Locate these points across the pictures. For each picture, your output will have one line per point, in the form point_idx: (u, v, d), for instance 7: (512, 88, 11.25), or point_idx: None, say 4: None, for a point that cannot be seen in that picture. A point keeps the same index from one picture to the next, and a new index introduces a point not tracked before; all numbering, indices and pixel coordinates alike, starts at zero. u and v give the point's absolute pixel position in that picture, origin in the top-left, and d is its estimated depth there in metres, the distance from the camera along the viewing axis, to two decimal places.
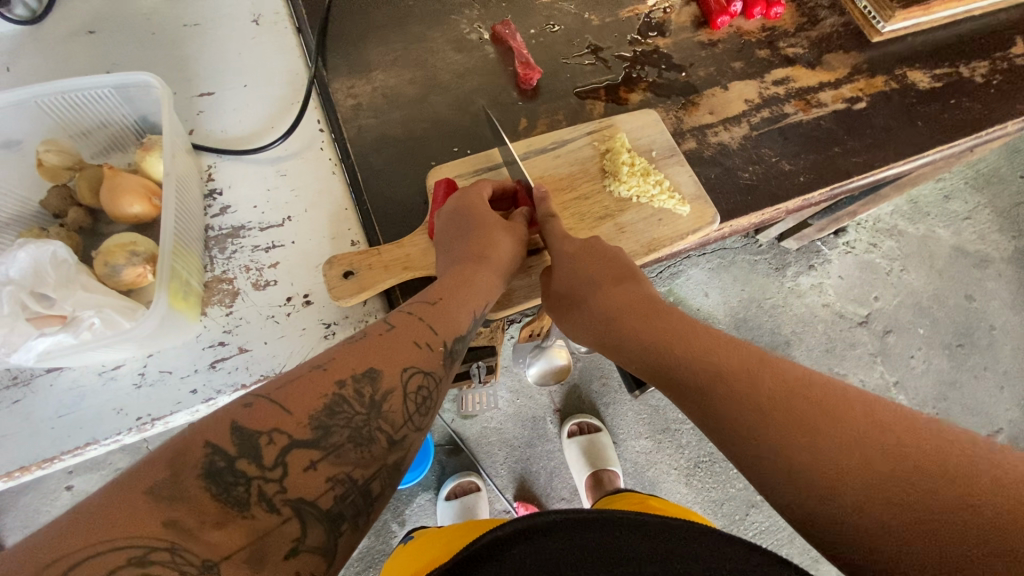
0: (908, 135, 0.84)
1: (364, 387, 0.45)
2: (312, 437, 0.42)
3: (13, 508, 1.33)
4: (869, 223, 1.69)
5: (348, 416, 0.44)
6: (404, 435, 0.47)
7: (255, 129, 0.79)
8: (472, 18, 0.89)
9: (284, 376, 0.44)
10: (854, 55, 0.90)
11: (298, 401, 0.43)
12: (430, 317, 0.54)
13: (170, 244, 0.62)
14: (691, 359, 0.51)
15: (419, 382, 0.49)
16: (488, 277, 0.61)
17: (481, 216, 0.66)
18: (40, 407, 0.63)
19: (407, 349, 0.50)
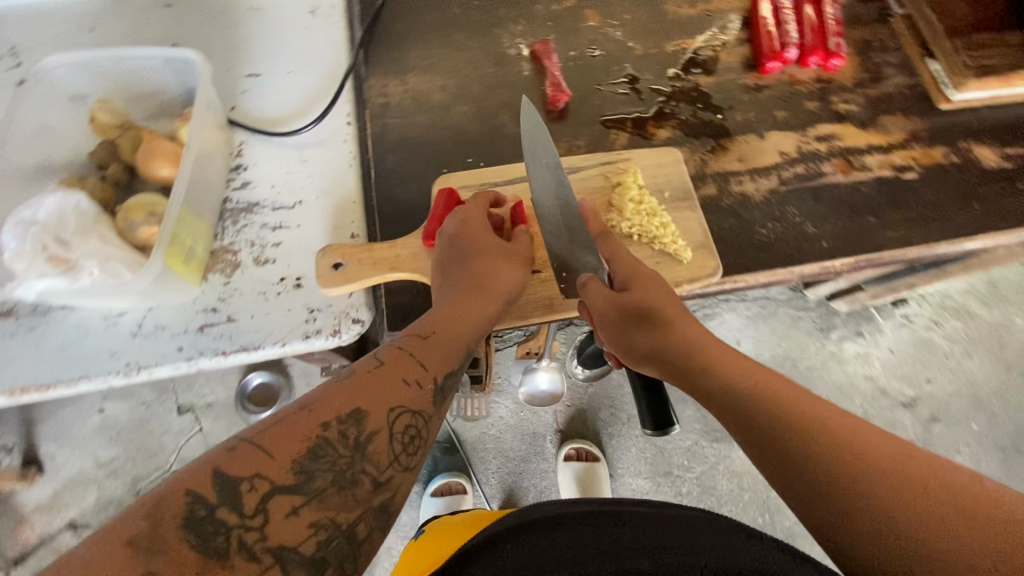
0: (959, 216, 0.77)
1: (349, 429, 0.45)
2: (295, 483, 0.41)
3: (51, 420, 1.48)
4: (935, 298, 1.55)
5: (332, 458, 0.43)
6: (389, 477, 0.45)
7: (289, 113, 0.83)
8: (515, 32, 0.89)
9: (268, 419, 0.44)
10: (915, 120, 0.83)
11: (282, 444, 0.42)
12: (421, 351, 0.53)
13: (179, 209, 0.67)
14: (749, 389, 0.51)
15: (407, 421, 0.48)
16: (483, 304, 0.60)
17: (482, 237, 0.65)
18: (49, 337, 0.69)
19: (397, 388, 0.49)
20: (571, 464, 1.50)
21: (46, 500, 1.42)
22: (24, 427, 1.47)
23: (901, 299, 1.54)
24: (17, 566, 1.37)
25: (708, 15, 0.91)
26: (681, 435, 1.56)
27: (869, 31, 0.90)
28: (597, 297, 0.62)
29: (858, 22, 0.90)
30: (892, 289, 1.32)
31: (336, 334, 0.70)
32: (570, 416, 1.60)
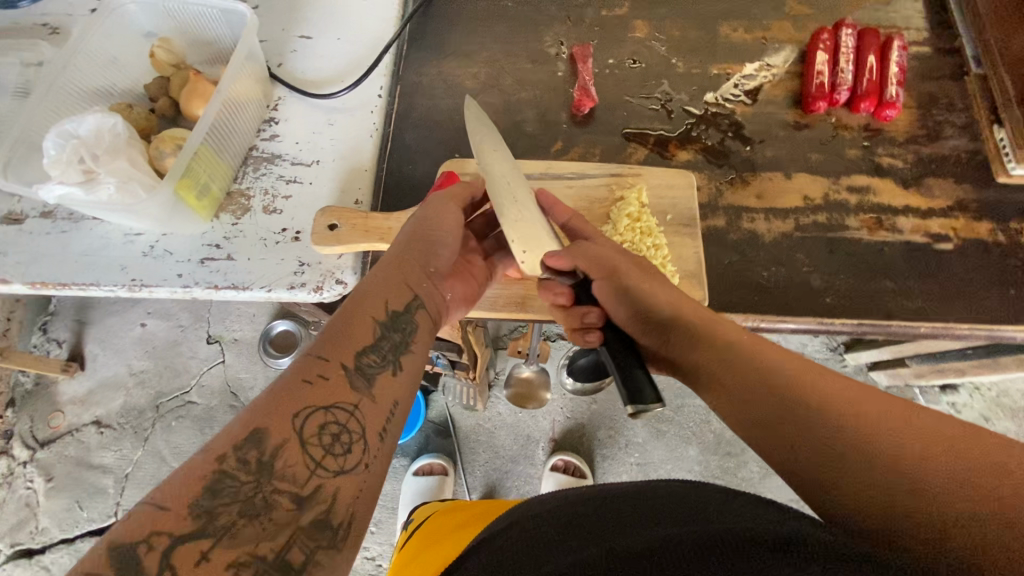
0: (988, 300, 0.71)
1: (249, 453, 0.42)
2: (194, 528, 0.39)
3: (99, 324, 1.63)
4: (992, 393, 1.41)
5: (233, 489, 0.41)
6: (313, 488, 0.43)
7: (328, 77, 0.87)
8: (560, 32, 0.89)
9: (164, 477, 0.41)
10: (964, 189, 0.77)
11: (173, 492, 0.39)
12: (325, 348, 0.49)
13: (197, 145, 0.72)
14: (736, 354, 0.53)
15: (319, 421, 0.45)
16: (409, 286, 0.56)
17: (412, 221, 0.63)
18: (76, 242, 0.77)
19: (298, 388, 0.45)
20: (556, 475, 1.44)
21: (79, 395, 1.57)
22: (76, 325, 1.63)
23: (952, 385, 1.42)
24: (43, 447, 1.51)
25: (763, 42, 0.87)
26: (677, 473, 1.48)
27: (936, 87, 0.84)
28: (578, 252, 0.63)
29: (925, 75, 0.84)
30: (939, 370, 1.27)
31: (318, 290, 0.73)
32: (568, 427, 1.54)
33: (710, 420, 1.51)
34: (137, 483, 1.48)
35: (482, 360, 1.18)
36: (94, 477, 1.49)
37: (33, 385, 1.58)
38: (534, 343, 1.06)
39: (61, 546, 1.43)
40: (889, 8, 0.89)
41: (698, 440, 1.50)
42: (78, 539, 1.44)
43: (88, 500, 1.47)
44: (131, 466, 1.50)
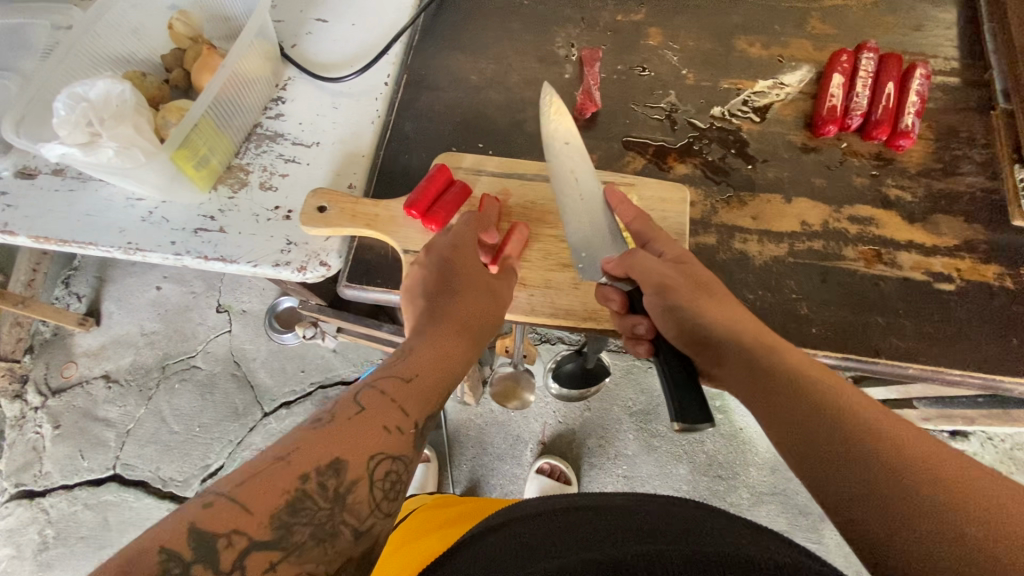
0: (987, 348, 0.68)
1: (329, 480, 0.45)
2: (271, 537, 0.42)
3: (117, 284, 1.68)
4: (1003, 445, 1.35)
5: (311, 511, 0.44)
6: (370, 524, 0.47)
7: (338, 61, 0.88)
8: (573, 34, 0.88)
9: (252, 465, 0.44)
10: (974, 229, 0.74)
11: (261, 498, 0.42)
12: (405, 397, 0.52)
13: (198, 117, 0.74)
14: (764, 360, 0.53)
15: (387, 467, 0.48)
16: (469, 343, 0.58)
17: (468, 261, 0.64)
18: (81, 201, 0.79)
19: (377, 434, 0.48)
20: (541, 478, 1.44)
21: (93, 349, 1.62)
22: (95, 281, 1.69)
23: (961, 432, 1.36)
24: (54, 395, 1.57)
25: (779, 60, 0.85)
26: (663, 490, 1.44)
27: (957, 120, 0.80)
28: (646, 268, 0.62)
29: (947, 108, 0.81)
30: (945, 416, 1.23)
31: (302, 270, 0.74)
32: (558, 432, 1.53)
33: (703, 440, 1.48)
34: (137, 439, 1.53)
35: None
36: (98, 429, 1.54)
37: (50, 335, 1.64)
38: (519, 344, 1.06)
39: (60, 491, 1.49)
40: (917, 35, 0.86)
41: (688, 459, 1.47)
42: (77, 486, 1.49)
43: (90, 450, 1.52)
44: (133, 422, 1.55)
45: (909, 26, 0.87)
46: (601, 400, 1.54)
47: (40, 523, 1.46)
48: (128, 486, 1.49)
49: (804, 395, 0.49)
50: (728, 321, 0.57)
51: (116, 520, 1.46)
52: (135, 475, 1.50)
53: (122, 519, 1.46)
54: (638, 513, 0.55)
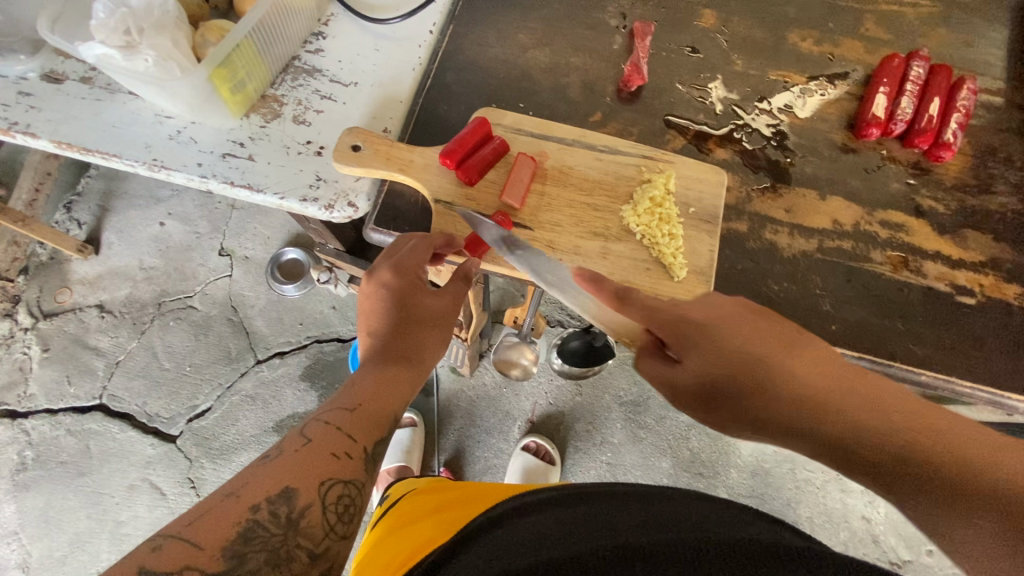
0: (1000, 365, 0.68)
1: (280, 508, 0.46)
2: (225, 568, 0.43)
3: (121, 214, 1.66)
4: None
5: (264, 538, 0.44)
6: (326, 547, 0.47)
7: (384, 3, 0.86)
8: (625, 5, 0.87)
9: (196, 511, 0.45)
10: (1002, 248, 0.74)
11: (207, 535, 0.43)
12: (350, 424, 0.52)
13: (240, 38, 0.72)
14: (830, 397, 0.46)
15: (339, 492, 0.49)
16: (413, 376, 0.59)
17: (415, 283, 0.62)
18: (108, 112, 0.77)
19: (324, 461, 0.49)
20: (525, 455, 1.45)
21: (89, 277, 1.60)
22: (98, 209, 1.65)
23: None
24: (46, 319, 1.55)
25: (829, 58, 0.84)
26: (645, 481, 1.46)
27: (997, 139, 0.80)
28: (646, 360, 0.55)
29: (989, 126, 0.81)
30: None
31: (329, 209, 0.73)
32: (549, 411, 1.53)
33: (690, 437, 1.49)
34: (126, 372, 1.52)
35: (476, 323, 1.18)
36: (87, 357, 1.53)
37: (47, 258, 1.61)
38: (529, 316, 1.05)
39: (44, 415, 1.48)
40: (968, 50, 0.86)
41: (674, 453, 1.48)
42: (61, 412, 1.48)
43: (77, 378, 1.51)
44: (123, 354, 1.53)
45: (962, 41, 0.86)
46: (594, 385, 1.54)
47: (21, 444, 1.45)
48: (112, 417, 1.48)
49: (872, 424, 0.43)
50: (799, 367, 0.48)
51: (98, 449, 1.45)
52: (122, 407, 1.49)
53: (103, 450, 1.45)
54: (653, 496, 0.53)
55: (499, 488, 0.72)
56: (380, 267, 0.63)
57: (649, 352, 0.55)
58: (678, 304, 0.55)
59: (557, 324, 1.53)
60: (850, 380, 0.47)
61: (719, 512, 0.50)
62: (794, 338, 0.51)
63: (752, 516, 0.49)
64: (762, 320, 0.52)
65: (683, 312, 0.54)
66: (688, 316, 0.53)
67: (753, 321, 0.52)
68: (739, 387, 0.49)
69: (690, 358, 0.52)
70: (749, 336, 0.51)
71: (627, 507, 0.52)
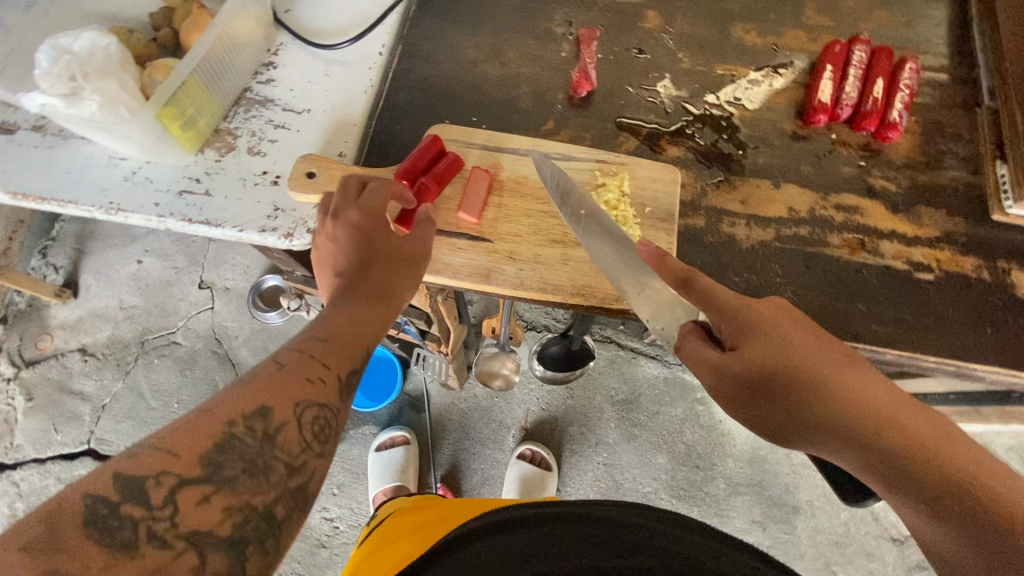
0: (963, 336, 0.69)
1: (257, 423, 0.44)
2: (202, 473, 0.41)
3: (97, 255, 1.65)
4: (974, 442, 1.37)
5: (241, 449, 0.43)
6: (304, 461, 0.45)
7: (332, 29, 0.87)
8: (571, 13, 0.88)
9: (174, 422, 0.43)
10: (955, 221, 0.75)
11: (184, 442, 0.41)
12: (324, 353, 0.51)
13: (187, 76, 0.72)
14: (820, 367, 0.51)
15: (316, 412, 0.47)
16: (382, 314, 0.58)
17: (385, 226, 0.63)
18: (61, 159, 0.77)
19: (298, 385, 0.48)
20: (521, 463, 1.44)
21: (69, 321, 1.59)
22: (74, 252, 1.64)
23: None
24: (28, 367, 1.54)
25: (774, 49, 0.86)
26: (642, 479, 1.46)
27: (943, 115, 0.82)
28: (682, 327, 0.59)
29: (934, 103, 0.82)
30: None
31: (288, 237, 0.73)
32: (542, 417, 1.53)
33: (683, 431, 1.50)
34: (113, 414, 1.50)
35: (457, 337, 1.18)
36: (73, 403, 1.51)
37: (25, 306, 1.60)
38: (506, 326, 1.05)
39: (32, 464, 1.46)
40: (909, 30, 0.87)
41: (669, 448, 1.48)
42: (49, 460, 1.46)
43: (63, 424, 1.49)
44: (109, 397, 1.52)
45: (902, 22, 0.88)
46: (583, 388, 1.54)
47: (11, 496, 1.43)
48: (102, 461, 1.46)
49: (899, 432, 0.45)
50: (845, 382, 0.50)
51: None
52: (111, 450, 1.47)
53: None
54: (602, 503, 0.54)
55: (486, 501, 0.72)
56: (345, 211, 0.63)
57: (701, 336, 0.57)
58: (749, 301, 0.57)
59: (541, 330, 1.54)
60: (944, 435, 0.45)
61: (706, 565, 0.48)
62: (848, 360, 0.53)
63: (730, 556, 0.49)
64: (815, 332, 0.55)
65: (748, 305, 0.56)
66: (753, 308, 0.56)
67: (816, 335, 0.55)
68: (785, 376, 0.51)
69: (743, 345, 0.54)
70: (807, 343, 0.53)
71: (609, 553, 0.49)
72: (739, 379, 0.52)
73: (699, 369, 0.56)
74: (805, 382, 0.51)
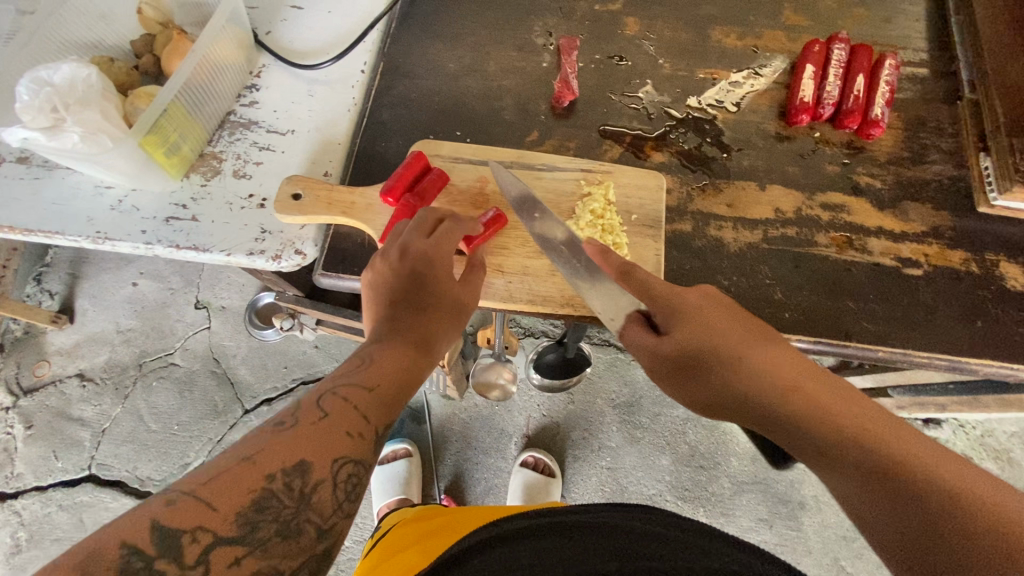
0: (955, 330, 0.69)
1: (294, 481, 0.44)
2: (237, 534, 0.41)
3: (92, 280, 1.65)
4: (976, 430, 1.36)
5: (276, 509, 0.43)
6: (333, 523, 0.46)
7: (313, 49, 0.87)
8: (551, 23, 0.88)
9: (212, 469, 0.43)
10: (942, 216, 0.76)
11: (225, 498, 0.42)
12: (367, 404, 0.51)
13: (167, 103, 0.72)
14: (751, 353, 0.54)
15: (350, 471, 0.47)
16: (422, 362, 0.57)
17: (432, 264, 0.62)
18: (47, 190, 0.77)
19: (338, 441, 0.48)
20: (524, 471, 1.43)
21: (66, 347, 1.58)
22: (69, 278, 1.64)
23: (936, 419, 1.37)
24: (27, 395, 1.53)
25: (753, 50, 0.86)
26: (646, 481, 1.45)
27: (925, 110, 0.82)
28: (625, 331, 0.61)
29: (916, 98, 0.83)
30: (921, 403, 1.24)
31: (276, 258, 0.73)
32: (543, 423, 1.53)
33: (685, 431, 1.49)
34: (113, 439, 1.50)
35: (453, 348, 1.18)
36: (73, 429, 1.50)
37: (22, 333, 1.60)
38: (501, 335, 1.05)
39: (34, 493, 1.45)
40: (888, 26, 0.88)
41: (671, 449, 1.48)
42: (50, 487, 1.45)
43: (64, 451, 1.48)
44: (109, 421, 1.51)
45: (880, 18, 0.88)
46: (584, 393, 1.54)
47: (13, 526, 1.42)
48: (104, 486, 1.46)
49: (824, 410, 0.47)
50: (762, 357, 0.53)
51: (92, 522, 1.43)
52: (111, 475, 1.47)
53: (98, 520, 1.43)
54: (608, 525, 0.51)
55: (489, 511, 0.71)
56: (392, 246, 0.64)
57: (641, 326, 0.60)
58: (678, 288, 0.60)
59: (538, 336, 1.54)
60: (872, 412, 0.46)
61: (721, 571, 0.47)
62: (764, 333, 0.56)
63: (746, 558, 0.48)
64: (738, 312, 0.57)
65: (676, 293, 0.59)
66: (680, 295, 0.58)
67: (738, 314, 0.57)
68: (711, 357, 0.55)
69: (674, 332, 0.57)
70: (729, 324, 0.56)
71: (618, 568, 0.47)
72: (672, 363, 0.56)
73: (642, 356, 0.60)
74: (730, 361, 0.54)
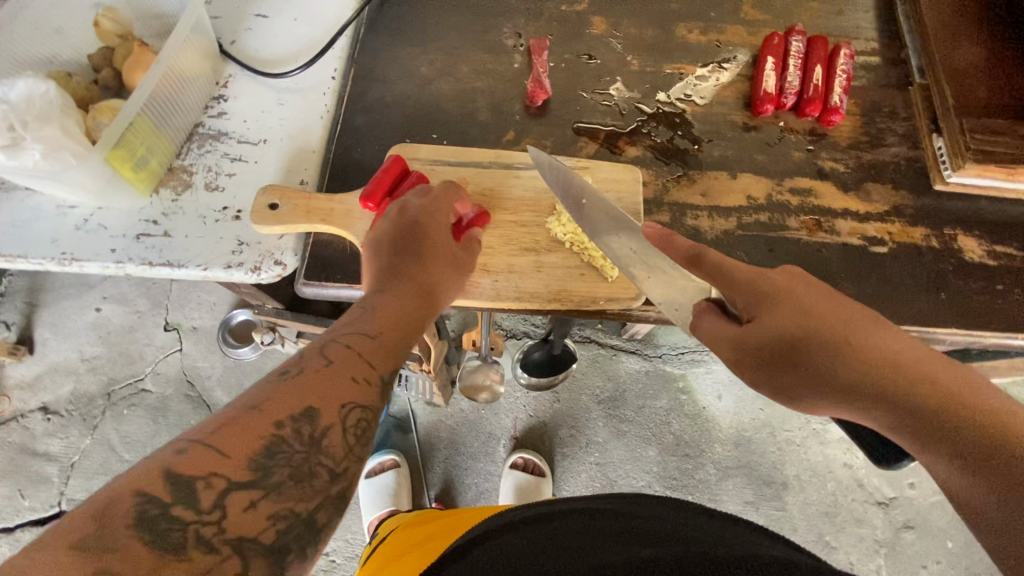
0: (921, 304, 0.73)
1: (303, 425, 0.44)
2: (251, 478, 0.41)
3: (51, 308, 1.57)
4: None
5: (288, 452, 0.43)
6: (345, 467, 0.46)
7: (281, 57, 0.86)
8: (519, 25, 0.89)
9: (222, 416, 0.43)
10: (902, 194, 0.79)
11: (237, 442, 0.41)
12: (371, 350, 0.51)
13: (133, 116, 0.70)
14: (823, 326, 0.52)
15: (357, 415, 0.47)
16: (424, 314, 0.58)
17: (431, 226, 0.63)
18: (4, 213, 0.74)
19: (345, 383, 0.48)
20: (514, 473, 1.43)
21: (26, 380, 1.51)
22: (25, 307, 1.57)
23: None
24: None
25: (716, 45, 0.89)
26: (634, 473, 1.47)
27: (880, 95, 0.86)
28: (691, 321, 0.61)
29: (871, 85, 0.87)
30: None
31: (256, 271, 0.72)
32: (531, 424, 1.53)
33: (670, 421, 1.52)
34: (83, 472, 1.43)
35: (438, 353, 1.17)
36: (38, 465, 1.43)
37: None
38: (486, 338, 1.05)
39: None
40: (840, 18, 0.92)
41: (658, 440, 1.50)
42: (17, 528, 1.38)
43: (30, 489, 1.41)
44: (77, 455, 1.44)
45: (833, 10, 0.92)
46: (569, 390, 1.55)
47: None
48: None
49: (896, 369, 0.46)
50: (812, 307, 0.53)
51: None
52: None
53: None
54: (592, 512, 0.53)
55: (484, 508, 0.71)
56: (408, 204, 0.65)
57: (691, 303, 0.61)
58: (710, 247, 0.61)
59: (521, 337, 1.54)
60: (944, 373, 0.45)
61: (738, 540, 0.48)
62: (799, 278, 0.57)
63: (748, 530, 0.51)
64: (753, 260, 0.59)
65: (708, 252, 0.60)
66: (772, 279, 0.56)
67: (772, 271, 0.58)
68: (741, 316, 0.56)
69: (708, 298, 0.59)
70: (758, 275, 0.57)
71: (611, 530, 0.50)
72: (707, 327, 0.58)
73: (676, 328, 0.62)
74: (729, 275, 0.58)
